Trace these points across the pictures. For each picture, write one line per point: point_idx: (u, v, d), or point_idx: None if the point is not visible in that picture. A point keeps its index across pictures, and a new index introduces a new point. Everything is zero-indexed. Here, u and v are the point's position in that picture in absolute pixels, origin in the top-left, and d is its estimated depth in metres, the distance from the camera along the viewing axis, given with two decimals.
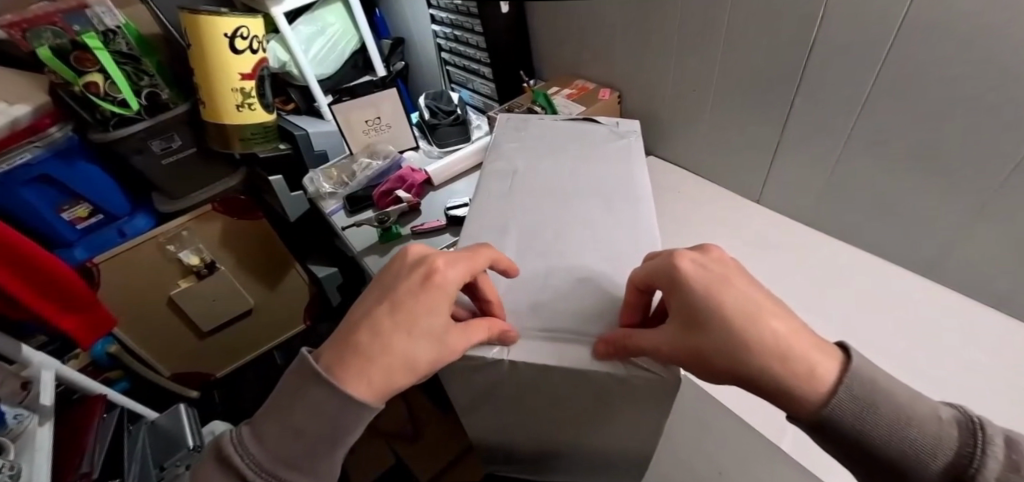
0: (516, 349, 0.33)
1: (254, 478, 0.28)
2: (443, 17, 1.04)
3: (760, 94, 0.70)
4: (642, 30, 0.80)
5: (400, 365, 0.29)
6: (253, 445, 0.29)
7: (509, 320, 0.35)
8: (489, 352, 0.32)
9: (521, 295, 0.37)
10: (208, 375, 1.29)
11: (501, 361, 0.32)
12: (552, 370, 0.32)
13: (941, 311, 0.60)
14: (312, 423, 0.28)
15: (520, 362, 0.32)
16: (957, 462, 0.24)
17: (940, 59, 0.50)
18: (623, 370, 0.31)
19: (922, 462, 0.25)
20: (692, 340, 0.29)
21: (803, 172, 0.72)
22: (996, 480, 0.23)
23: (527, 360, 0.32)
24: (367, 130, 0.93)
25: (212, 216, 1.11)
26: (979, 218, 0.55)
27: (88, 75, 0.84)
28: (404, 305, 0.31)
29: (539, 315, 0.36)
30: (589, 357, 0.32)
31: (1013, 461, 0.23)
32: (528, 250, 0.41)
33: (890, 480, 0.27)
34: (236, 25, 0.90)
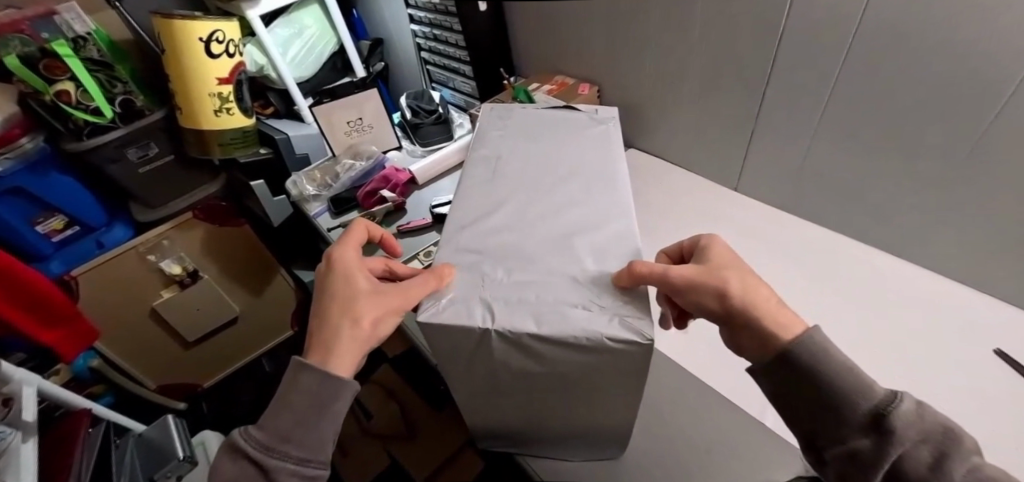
0: (499, 318, 0.32)
1: (255, 452, 0.31)
2: (421, 17, 1.03)
3: (735, 85, 0.72)
4: (620, 26, 0.81)
5: (344, 323, 0.34)
6: (254, 427, 0.32)
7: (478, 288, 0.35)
8: (473, 321, 0.32)
9: (508, 271, 0.37)
10: (197, 386, 1.27)
11: (485, 331, 0.31)
12: (533, 342, 0.32)
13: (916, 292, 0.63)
14: (300, 402, 0.32)
15: (503, 334, 0.31)
16: (876, 406, 0.27)
17: (906, 45, 0.52)
18: (604, 335, 0.30)
19: (852, 403, 0.28)
20: (712, 272, 0.33)
21: (777, 161, 0.74)
22: (904, 416, 0.26)
23: (511, 327, 0.31)
24: (350, 131, 0.92)
25: (194, 224, 1.09)
26: (948, 197, 0.57)
27: (59, 84, 0.82)
28: (324, 285, 0.36)
29: (526, 290, 0.35)
30: (576, 324, 0.31)
31: (919, 408, 0.27)
32: (513, 229, 0.41)
33: (816, 421, 0.30)
34: (211, 29, 0.89)
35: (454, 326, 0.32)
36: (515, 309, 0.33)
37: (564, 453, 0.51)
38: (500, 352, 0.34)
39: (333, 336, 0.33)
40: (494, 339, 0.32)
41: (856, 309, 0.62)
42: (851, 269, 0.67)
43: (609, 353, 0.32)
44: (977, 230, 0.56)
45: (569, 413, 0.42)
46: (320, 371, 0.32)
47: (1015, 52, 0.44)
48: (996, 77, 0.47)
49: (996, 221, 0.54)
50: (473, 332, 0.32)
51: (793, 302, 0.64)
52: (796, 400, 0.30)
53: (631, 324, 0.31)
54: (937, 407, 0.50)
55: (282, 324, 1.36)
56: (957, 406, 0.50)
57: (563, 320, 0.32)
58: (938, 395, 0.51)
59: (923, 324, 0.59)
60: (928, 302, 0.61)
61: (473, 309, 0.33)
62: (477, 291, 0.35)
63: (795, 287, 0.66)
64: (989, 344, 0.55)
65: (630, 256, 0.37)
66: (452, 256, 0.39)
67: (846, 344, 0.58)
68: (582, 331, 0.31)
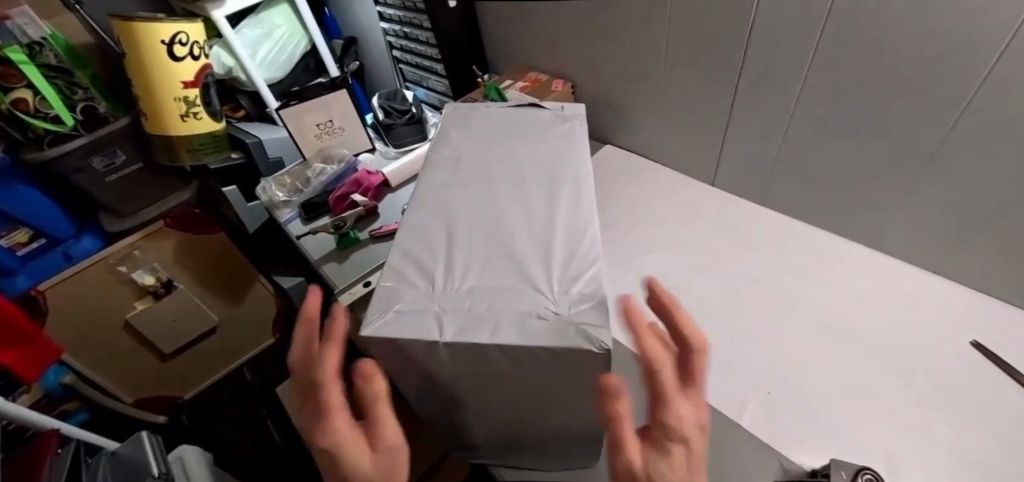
0: (449, 329, 0.30)
1: None
2: (391, 14, 1.01)
3: (707, 78, 0.71)
4: (592, 20, 0.79)
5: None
6: None
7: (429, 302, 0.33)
8: (421, 333, 0.30)
9: (462, 280, 0.35)
10: (177, 398, 1.25)
11: (434, 343, 0.30)
12: (485, 354, 0.30)
13: (891, 283, 0.63)
14: None
15: (452, 345, 0.29)
16: None
17: (875, 35, 0.51)
18: (557, 344, 0.28)
19: None
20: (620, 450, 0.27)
21: (749, 154, 0.74)
22: None
23: (459, 338, 0.29)
24: (320, 134, 0.90)
25: (166, 233, 1.06)
26: (921, 186, 0.57)
27: (16, 91, 0.79)
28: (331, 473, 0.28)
29: (480, 302, 0.33)
30: (529, 332, 0.29)
31: None
32: (473, 233, 0.40)
33: None
34: (174, 31, 0.86)
35: (399, 338, 0.30)
36: (466, 320, 0.31)
37: (541, 462, 0.49)
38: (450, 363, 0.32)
39: None
40: (443, 350, 0.30)
41: (831, 302, 0.62)
42: (824, 262, 0.68)
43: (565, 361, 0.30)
44: (947, 219, 0.57)
45: (539, 422, 0.41)
46: None
47: (978, 44, 0.44)
48: (963, 68, 0.46)
49: (967, 210, 0.54)
50: (422, 344, 0.30)
51: (770, 297, 0.64)
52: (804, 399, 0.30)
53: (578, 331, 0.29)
54: (918, 406, 0.50)
55: (263, 332, 1.33)
56: (938, 401, 0.50)
57: (516, 327, 0.30)
58: (920, 392, 0.51)
59: (899, 316, 0.59)
60: (907, 295, 0.61)
61: (420, 322, 0.31)
62: (427, 304, 0.33)
63: (770, 281, 0.66)
64: (965, 335, 0.56)
65: (590, 257, 0.36)
66: (402, 265, 0.37)
67: (840, 341, 0.57)
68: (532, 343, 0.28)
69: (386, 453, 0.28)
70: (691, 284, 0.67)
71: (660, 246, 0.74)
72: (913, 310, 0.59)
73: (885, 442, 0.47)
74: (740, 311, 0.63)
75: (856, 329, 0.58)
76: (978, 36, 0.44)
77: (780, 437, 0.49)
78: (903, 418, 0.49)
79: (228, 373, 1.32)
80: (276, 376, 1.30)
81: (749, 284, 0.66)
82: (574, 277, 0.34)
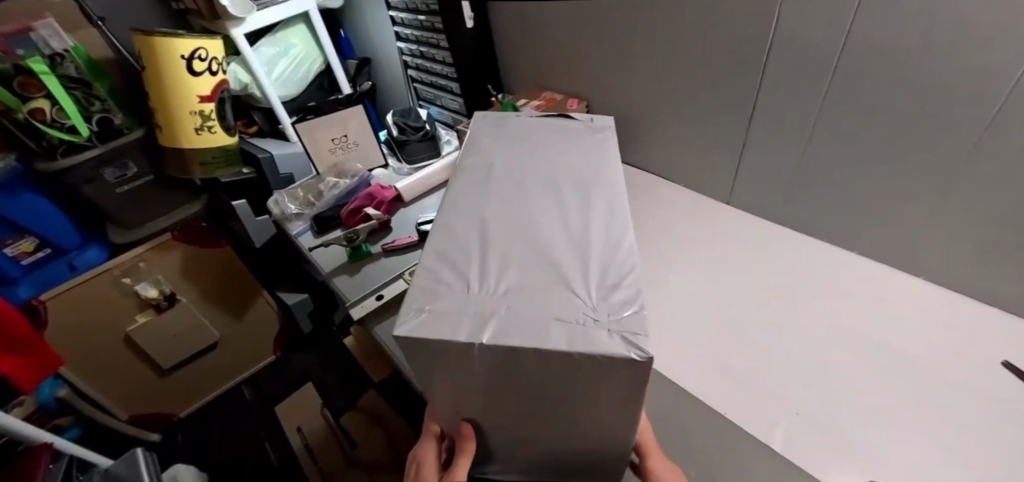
0: (487, 331, 0.30)
1: None
2: (408, 34, 1.03)
3: (719, 99, 0.72)
4: (606, 41, 0.81)
5: None
6: None
7: (459, 305, 0.32)
8: (453, 336, 0.29)
9: (500, 282, 0.35)
10: (173, 415, 1.21)
11: (469, 345, 0.29)
12: (523, 361, 0.29)
13: (918, 302, 0.61)
14: None
15: (491, 348, 0.29)
16: None
17: (888, 61, 0.52)
18: (600, 353, 0.27)
19: None
20: None
21: (762, 173, 0.74)
22: None
23: (500, 344, 0.29)
24: (333, 149, 0.91)
25: (172, 246, 1.05)
26: (943, 206, 0.56)
27: (33, 101, 0.80)
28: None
29: (521, 306, 0.32)
30: (571, 339, 0.29)
31: None
32: (508, 235, 0.39)
33: None
34: (193, 47, 0.88)
35: (434, 340, 0.29)
36: (509, 324, 0.30)
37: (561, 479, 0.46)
38: (489, 371, 0.31)
39: None
40: (482, 355, 0.29)
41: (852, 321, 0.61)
42: (843, 280, 0.66)
43: (609, 371, 0.29)
44: (970, 242, 0.56)
45: (564, 437, 0.38)
46: None
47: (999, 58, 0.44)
48: (983, 84, 0.46)
49: (989, 232, 0.53)
50: (463, 344, 0.29)
51: (792, 315, 0.63)
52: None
53: (628, 339, 0.28)
54: (953, 430, 0.47)
55: (263, 350, 1.31)
56: (957, 417, 0.49)
57: (555, 332, 0.29)
58: (940, 409, 0.49)
59: (925, 333, 0.57)
60: (932, 312, 0.60)
61: (455, 323, 0.31)
62: (463, 305, 0.32)
63: (787, 298, 0.65)
64: (993, 355, 0.53)
65: (628, 265, 0.35)
66: (435, 266, 0.37)
67: (865, 361, 0.55)
68: (579, 348, 0.28)
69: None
70: (709, 302, 0.67)
71: (673, 264, 0.74)
72: (943, 329, 0.57)
73: (890, 445, 0.47)
74: (760, 328, 0.62)
75: (881, 348, 0.57)
76: (992, 62, 0.44)
77: (806, 457, 0.47)
78: (909, 423, 0.49)
79: (224, 392, 1.29)
80: (274, 394, 1.26)
81: (768, 302, 0.65)
82: (613, 284, 0.34)
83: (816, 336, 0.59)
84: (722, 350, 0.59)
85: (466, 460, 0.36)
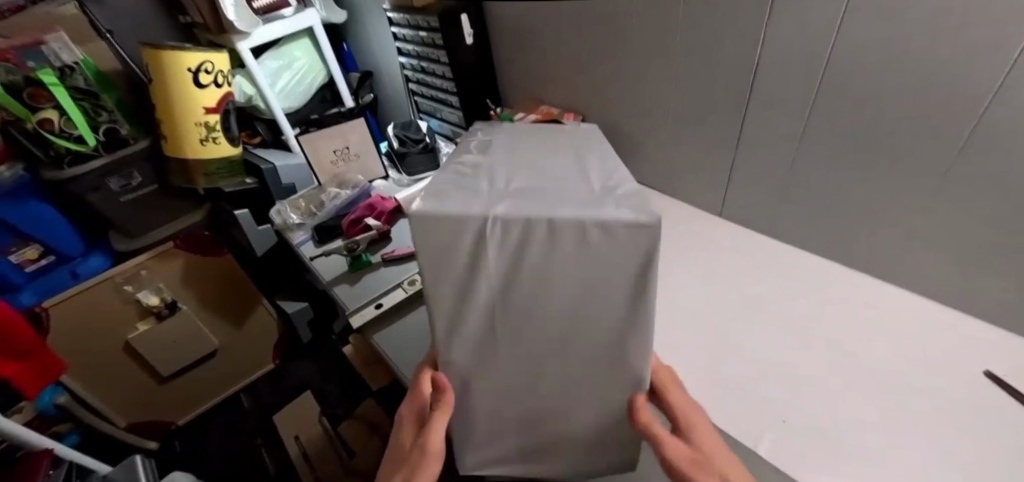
0: (500, 207, 0.33)
1: None
2: (409, 49, 1.06)
3: (709, 114, 0.74)
4: (601, 57, 0.84)
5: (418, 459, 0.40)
6: None
7: (473, 189, 0.36)
8: (469, 210, 0.32)
9: (507, 178, 0.38)
10: (171, 423, 1.22)
11: (483, 216, 0.32)
12: None
13: (914, 314, 0.62)
14: None
15: (502, 216, 0.32)
16: None
17: (870, 78, 0.54)
18: (603, 216, 0.31)
19: None
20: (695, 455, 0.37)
21: (751, 187, 0.76)
22: None
23: (511, 213, 0.32)
24: (335, 161, 0.94)
25: (174, 254, 1.07)
26: (925, 219, 0.58)
27: (42, 112, 0.82)
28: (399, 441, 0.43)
29: (528, 192, 0.35)
30: (576, 210, 0.32)
31: None
32: (512, 156, 0.43)
33: None
34: (200, 60, 0.90)
35: (451, 213, 0.32)
36: (518, 203, 0.33)
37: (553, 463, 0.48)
38: (507, 266, 0.34)
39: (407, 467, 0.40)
40: (497, 229, 0.32)
41: (847, 330, 0.62)
42: (838, 291, 0.68)
43: (615, 243, 0.32)
44: (955, 255, 0.57)
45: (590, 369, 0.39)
46: None
47: (976, 74, 0.46)
48: (963, 97, 0.48)
49: (969, 245, 0.55)
50: (477, 224, 0.32)
51: (788, 323, 0.64)
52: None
53: (625, 208, 0.32)
54: (945, 436, 0.48)
55: (262, 358, 1.31)
56: (951, 423, 0.49)
57: (563, 205, 0.33)
58: (933, 415, 0.50)
59: (921, 343, 0.58)
60: (928, 324, 0.61)
61: (471, 201, 0.34)
62: (474, 192, 0.35)
63: (783, 306, 0.67)
64: (977, 365, 0.55)
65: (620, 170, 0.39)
66: (446, 174, 0.40)
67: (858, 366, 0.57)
68: (585, 216, 0.31)
69: (421, 447, 0.40)
70: (710, 307, 0.68)
71: (667, 275, 0.75)
72: (939, 341, 0.58)
73: (878, 443, 0.49)
74: (757, 333, 0.63)
75: (875, 356, 0.58)
76: (969, 81, 0.46)
77: (797, 460, 0.48)
78: (897, 425, 0.50)
79: (221, 401, 1.29)
80: (271, 403, 1.26)
81: (764, 309, 0.67)
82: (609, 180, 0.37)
83: (811, 342, 0.61)
84: (720, 353, 0.61)
85: (443, 413, 0.41)
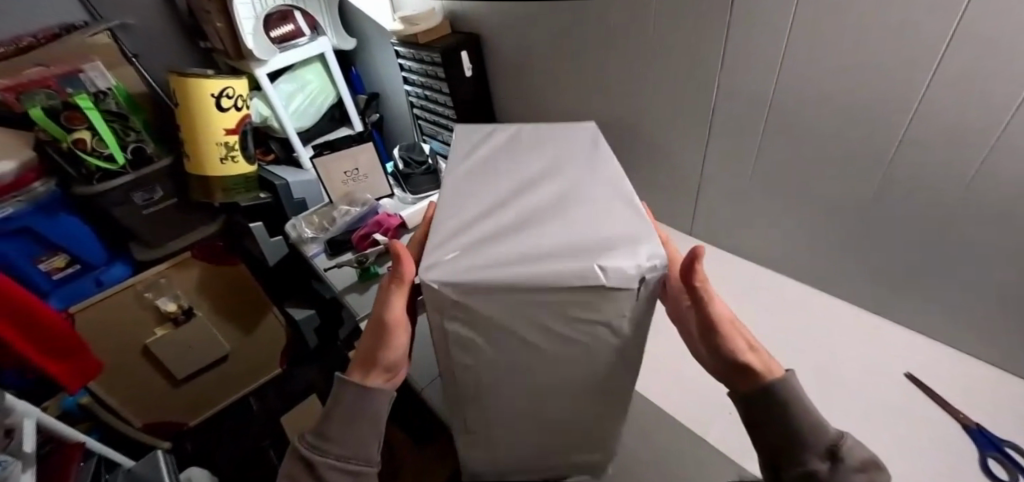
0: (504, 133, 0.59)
1: (308, 451, 0.37)
2: (413, 79, 1.14)
3: (680, 145, 0.82)
4: (583, 91, 0.92)
5: (384, 331, 0.39)
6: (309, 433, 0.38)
7: None
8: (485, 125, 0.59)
9: None
10: (183, 424, 1.28)
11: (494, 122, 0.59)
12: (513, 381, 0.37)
13: (868, 328, 0.71)
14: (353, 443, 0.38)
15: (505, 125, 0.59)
16: None
17: (818, 117, 0.62)
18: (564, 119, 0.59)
19: None
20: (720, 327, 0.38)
21: (721, 211, 0.84)
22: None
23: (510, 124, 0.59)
24: (346, 180, 1.01)
25: (191, 263, 1.14)
26: (867, 240, 0.66)
27: (76, 132, 0.90)
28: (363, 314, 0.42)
29: None
30: None
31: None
32: None
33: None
34: (222, 86, 0.98)
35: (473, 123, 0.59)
36: None
37: (543, 323, 0.35)
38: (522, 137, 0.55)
39: (373, 340, 0.39)
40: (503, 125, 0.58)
41: (808, 345, 0.70)
42: (802, 307, 0.76)
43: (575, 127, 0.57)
44: (899, 272, 0.65)
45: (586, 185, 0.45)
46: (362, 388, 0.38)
47: (894, 113, 0.54)
48: (882, 127, 0.56)
49: (909, 262, 0.62)
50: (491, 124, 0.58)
51: (758, 337, 0.72)
52: (753, 406, 0.36)
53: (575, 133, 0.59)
54: (889, 438, 0.57)
55: (269, 363, 1.38)
56: (894, 428, 0.58)
57: None
58: (879, 422, 0.59)
59: (872, 355, 0.67)
60: (879, 337, 0.69)
61: None
62: None
63: (768, 323, 0.75)
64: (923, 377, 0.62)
65: None
66: None
67: (817, 377, 0.65)
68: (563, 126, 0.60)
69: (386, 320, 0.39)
70: None
71: None
72: (888, 353, 0.66)
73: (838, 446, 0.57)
74: None
75: (832, 368, 0.66)
76: (897, 121, 0.54)
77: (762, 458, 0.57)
78: (851, 429, 0.59)
79: (230, 404, 1.35)
80: (279, 406, 1.33)
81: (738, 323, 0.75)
82: None
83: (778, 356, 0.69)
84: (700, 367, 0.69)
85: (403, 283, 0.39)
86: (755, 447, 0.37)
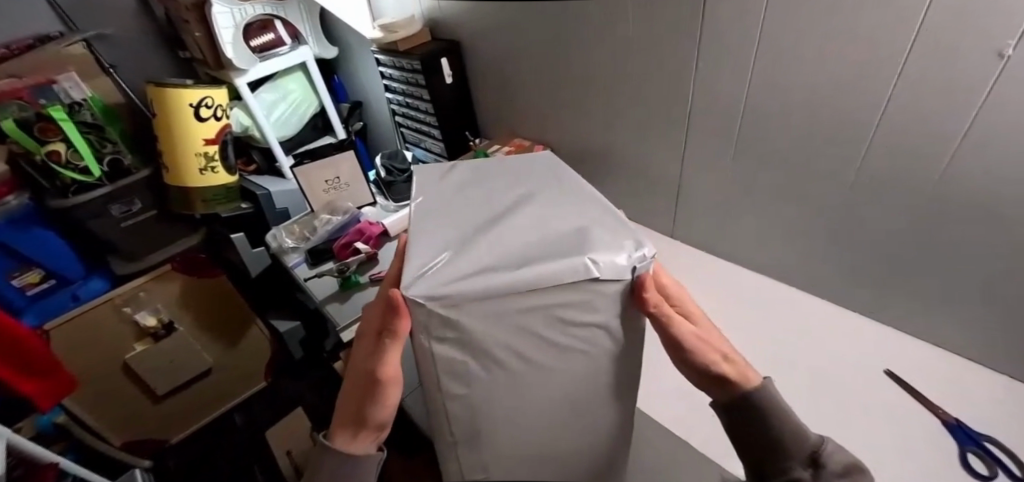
0: None
1: None
2: (395, 87, 1.14)
3: (660, 148, 0.83)
4: (562, 96, 0.93)
5: (374, 391, 0.36)
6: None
7: None
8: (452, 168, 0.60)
9: None
10: (165, 441, 1.25)
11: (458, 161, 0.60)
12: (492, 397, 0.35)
13: (857, 329, 0.70)
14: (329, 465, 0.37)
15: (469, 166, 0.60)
16: None
17: (792, 118, 0.63)
18: None
19: None
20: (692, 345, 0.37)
21: (702, 214, 0.84)
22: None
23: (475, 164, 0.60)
24: (328, 189, 1.00)
25: (171, 276, 1.12)
26: (843, 239, 0.67)
27: (51, 144, 0.88)
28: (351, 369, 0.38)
29: None
30: None
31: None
32: None
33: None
34: (201, 96, 0.97)
35: None
36: None
37: (534, 330, 0.34)
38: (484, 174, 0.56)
39: (363, 399, 0.36)
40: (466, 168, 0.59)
41: (795, 346, 0.70)
42: (789, 309, 0.76)
43: None
44: (877, 270, 0.66)
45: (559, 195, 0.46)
46: (348, 454, 0.36)
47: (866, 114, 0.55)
48: (854, 127, 0.58)
49: (886, 259, 0.63)
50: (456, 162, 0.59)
51: (745, 339, 0.72)
52: (730, 405, 0.37)
53: None
54: (878, 441, 0.57)
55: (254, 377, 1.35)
56: (884, 429, 0.58)
57: None
58: (869, 423, 0.59)
59: (860, 356, 0.67)
60: (868, 338, 0.69)
61: None
62: None
63: (756, 325, 0.74)
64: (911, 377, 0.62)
65: None
66: None
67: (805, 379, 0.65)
68: None
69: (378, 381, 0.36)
70: None
71: None
72: (876, 354, 0.66)
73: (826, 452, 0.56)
74: None
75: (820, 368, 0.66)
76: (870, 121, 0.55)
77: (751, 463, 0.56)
78: (839, 433, 0.58)
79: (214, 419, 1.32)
80: (266, 419, 1.30)
81: (725, 326, 0.75)
82: None
83: (766, 358, 0.69)
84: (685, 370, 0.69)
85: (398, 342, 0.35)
86: (735, 446, 0.37)
